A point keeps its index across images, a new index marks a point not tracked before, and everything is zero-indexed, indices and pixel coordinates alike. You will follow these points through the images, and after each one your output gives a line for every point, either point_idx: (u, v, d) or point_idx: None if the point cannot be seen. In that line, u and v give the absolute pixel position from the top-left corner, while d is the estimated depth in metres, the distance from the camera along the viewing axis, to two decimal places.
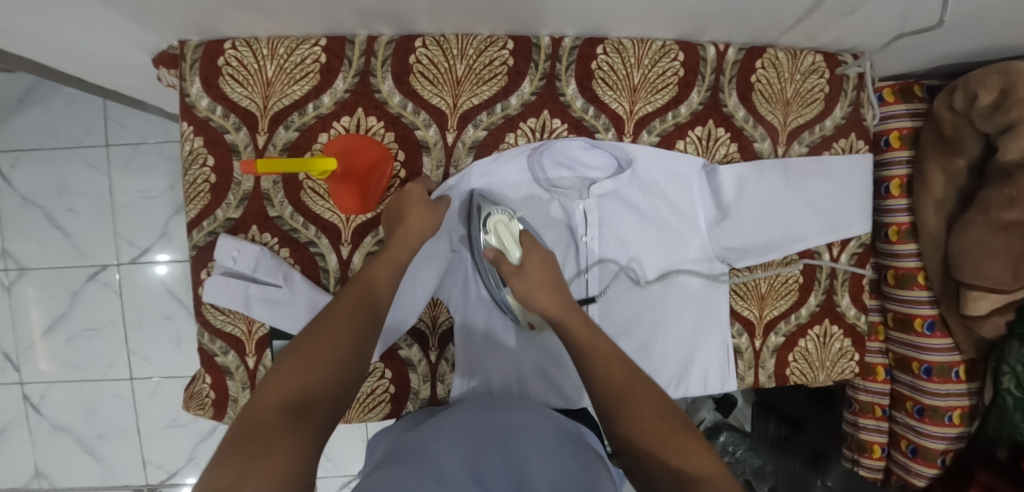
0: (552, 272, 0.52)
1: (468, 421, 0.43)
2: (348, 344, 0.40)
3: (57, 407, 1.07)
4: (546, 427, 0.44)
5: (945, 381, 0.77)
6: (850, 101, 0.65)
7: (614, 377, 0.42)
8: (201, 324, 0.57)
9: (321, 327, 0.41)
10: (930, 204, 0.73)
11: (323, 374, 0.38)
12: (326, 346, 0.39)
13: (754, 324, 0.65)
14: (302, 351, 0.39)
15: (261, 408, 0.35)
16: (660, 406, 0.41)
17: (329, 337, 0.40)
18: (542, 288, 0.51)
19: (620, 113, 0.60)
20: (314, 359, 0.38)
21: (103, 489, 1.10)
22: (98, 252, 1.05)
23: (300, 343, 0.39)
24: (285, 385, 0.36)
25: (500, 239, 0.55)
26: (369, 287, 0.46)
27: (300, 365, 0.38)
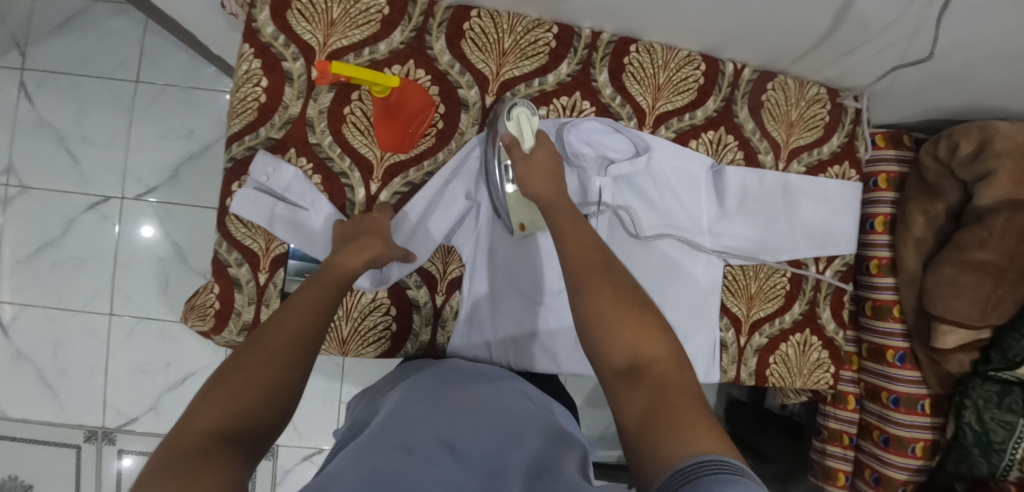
0: (555, 165, 0.55)
1: (421, 404, 0.41)
2: (289, 364, 0.36)
3: (26, 332, 1.04)
4: (517, 403, 0.44)
5: (910, 412, 0.82)
6: (846, 133, 0.72)
7: (585, 261, 0.45)
8: (221, 234, 0.59)
9: (260, 343, 0.37)
10: (910, 243, 0.80)
11: (261, 399, 0.34)
12: (267, 366, 0.35)
13: (742, 321, 0.69)
14: (236, 371, 0.35)
15: (187, 432, 0.30)
16: (627, 297, 0.42)
17: (270, 357, 0.36)
18: (544, 175, 0.54)
19: (643, 106, 0.65)
20: (253, 379, 0.34)
21: (55, 426, 1.05)
22: (103, 183, 1.04)
23: (240, 362, 0.35)
24: (217, 408, 0.32)
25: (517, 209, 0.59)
26: (318, 295, 0.43)
27: (237, 387, 0.33)
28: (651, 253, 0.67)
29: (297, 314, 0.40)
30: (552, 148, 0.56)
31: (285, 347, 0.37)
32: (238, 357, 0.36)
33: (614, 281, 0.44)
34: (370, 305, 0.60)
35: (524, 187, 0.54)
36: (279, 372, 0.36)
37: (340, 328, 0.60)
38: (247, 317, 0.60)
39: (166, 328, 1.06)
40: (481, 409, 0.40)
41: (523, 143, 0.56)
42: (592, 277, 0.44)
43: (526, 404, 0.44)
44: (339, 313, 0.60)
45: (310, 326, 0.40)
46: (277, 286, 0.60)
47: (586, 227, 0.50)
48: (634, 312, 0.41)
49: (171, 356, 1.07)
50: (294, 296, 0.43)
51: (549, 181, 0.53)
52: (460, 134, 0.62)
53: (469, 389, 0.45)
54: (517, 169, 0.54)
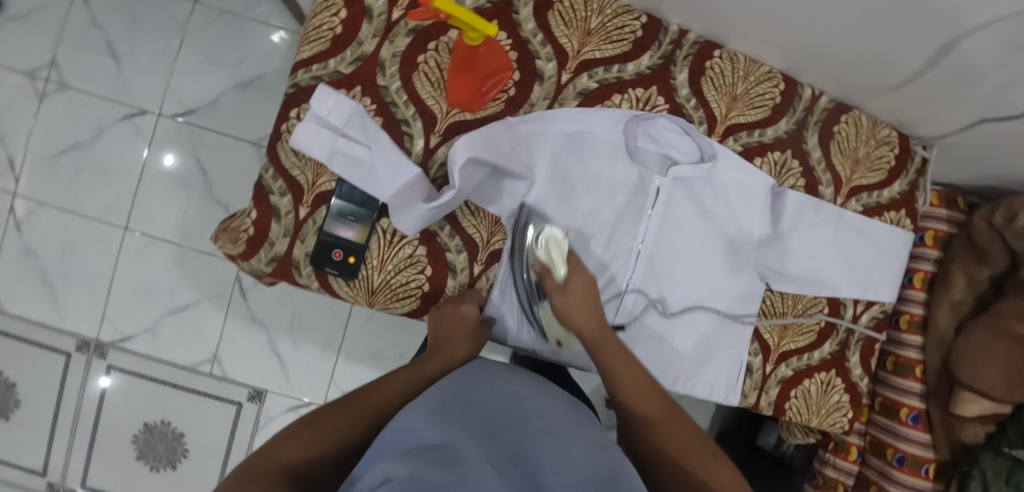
0: (594, 294, 0.55)
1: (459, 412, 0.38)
2: (360, 429, 0.42)
3: (38, 230, 1.02)
4: (561, 419, 0.41)
5: (914, 474, 0.80)
6: (909, 181, 0.71)
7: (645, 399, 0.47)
8: (269, 160, 0.58)
9: (345, 407, 0.43)
10: (946, 304, 0.79)
11: (330, 452, 0.39)
12: (343, 426, 0.41)
13: (771, 349, 0.68)
14: (319, 423, 0.41)
15: (266, 462, 0.36)
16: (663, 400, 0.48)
17: (344, 416, 0.42)
18: (585, 305, 0.53)
19: (715, 113, 0.64)
20: (325, 437, 0.40)
21: (48, 330, 1.04)
22: (143, 96, 1.02)
23: (327, 410, 0.42)
24: (295, 446, 0.38)
25: (548, 254, 0.56)
26: (396, 385, 0.48)
27: (313, 434, 0.40)
28: (693, 263, 0.66)
29: (377, 393, 0.46)
30: (586, 274, 0.55)
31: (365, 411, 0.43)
32: (326, 409, 0.43)
33: (646, 381, 0.49)
34: (406, 260, 0.59)
35: (561, 315, 0.54)
36: (352, 434, 0.41)
37: (370, 278, 0.59)
38: (279, 249, 0.58)
39: (178, 253, 1.04)
40: (524, 424, 0.38)
41: (555, 274, 0.54)
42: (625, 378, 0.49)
43: (569, 422, 0.42)
44: (373, 263, 0.58)
45: (386, 413, 0.44)
46: (315, 223, 0.58)
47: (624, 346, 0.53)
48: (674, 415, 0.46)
49: (177, 281, 1.05)
50: (377, 382, 0.48)
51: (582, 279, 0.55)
52: (529, 105, 0.60)
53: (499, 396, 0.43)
54: (554, 305, 0.54)
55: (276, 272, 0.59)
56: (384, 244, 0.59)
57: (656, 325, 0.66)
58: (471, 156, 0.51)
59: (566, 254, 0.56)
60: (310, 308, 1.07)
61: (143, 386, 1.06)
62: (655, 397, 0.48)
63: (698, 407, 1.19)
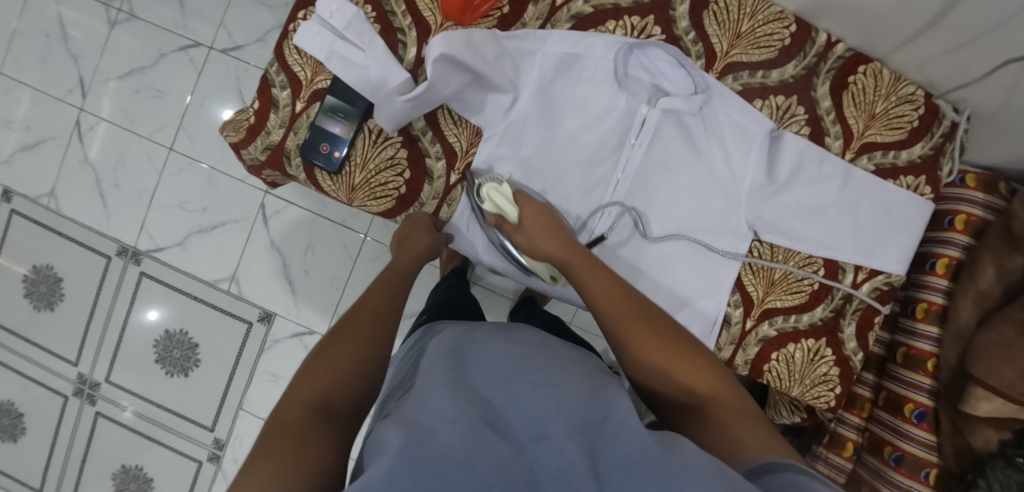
0: (549, 218, 0.57)
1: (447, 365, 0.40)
2: (367, 349, 0.45)
3: (98, 143, 1.14)
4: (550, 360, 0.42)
5: (911, 477, 0.73)
6: (933, 146, 0.65)
7: (619, 311, 0.47)
8: (275, 56, 0.62)
9: (344, 333, 0.46)
10: (969, 295, 0.70)
11: (343, 376, 0.42)
12: (347, 352, 0.44)
13: (754, 304, 0.64)
14: (325, 354, 0.43)
15: (293, 403, 0.39)
16: (669, 337, 0.45)
17: (352, 342, 0.45)
18: (544, 233, 0.56)
19: (716, 49, 0.62)
20: (334, 366, 0.42)
21: (95, 234, 1.15)
22: (199, 30, 1.12)
23: (333, 340, 0.45)
24: (315, 381, 0.41)
25: (494, 204, 0.58)
26: (380, 297, 0.52)
27: (331, 362, 0.43)
28: (677, 202, 0.64)
29: (370, 308, 0.50)
30: (536, 202, 0.58)
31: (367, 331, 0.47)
32: (331, 339, 0.45)
33: (648, 318, 0.46)
34: (387, 162, 0.61)
35: (529, 250, 0.57)
36: (359, 352, 0.44)
37: (353, 175, 0.62)
38: (274, 139, 0.62)
39: (213, 176, 1.13)
40: (505, 372, 0.40)
41: (509, 219, 0.58)
42: (623, 321, 0.46)
43: (548, 358, 0.43)
44: (356, 161, 0.61)
45: (379, 318, 0.49)
46: (309, 118, 0.62)
47: (594, 260, 0.53)
48: (683, 353, 0.44)
49: (208, 202, 1.14)
50: (362, 298, 0.52)
51: (555, 238, 0.55)
52: (522, 25, 0.61)
53: (486, 345, 0.44)
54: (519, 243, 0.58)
55: (270, 161, 0.63)
56: (368, 144, 0.61)
57: (631, 259, 0.65)
58: (445, 53, 0.53)
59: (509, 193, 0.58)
60: (324, 241, 1.13)
61: (168, 295, 1.15)
62: (661, 333, 0.45)
63: None
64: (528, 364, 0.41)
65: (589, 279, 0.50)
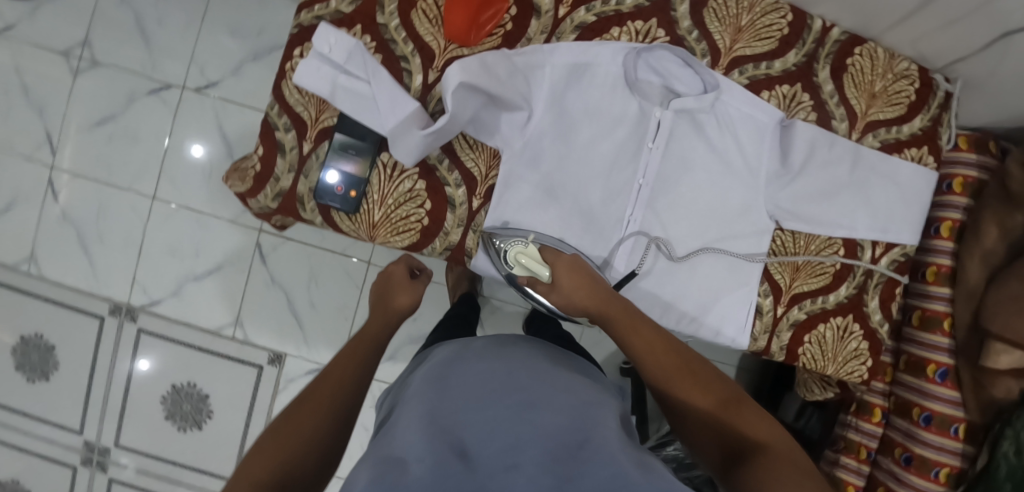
0: (582, 272, 0.54)
1: (434, 402, 0.38)
2: (327, 418, 0.42)
3: (74, 198, 1.09)
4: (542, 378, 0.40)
5: (942, 434, 0.74)
6: (931, 117, 0.67)
7: (664, 367, 0.45)
8: (274, 98, 0.59)
9: (302, 402, 0.43)
10: (977, 254, 0.72)
11: (300, 452, 0.39)
12: (308, 420, 0.42)
13: (782, 291, 0.66)
14: (280, 426, 0.41)
15: (244, 481, 0.36)
16: (702, 377, 0.44)
17: (313, 409, 0.43)
18: (578, 283, 0.53)
19: (719, 46, 0.62)
20: (289, 440, 0.40)
21: (83, 294, 1.09)
22: (169, 70, 1.07)
23: (294, 408, 0.43)
24: (268, 457, 0.38)
25: (527, 268, 0.57)
26: (346, 358, 0.49)
27: (289, 434, 0.40)
28: (698, 201, 0.65)
29: (339, 368, 0.47)
30: (570, 258, 0.55)
31: (330, 394, 0.44)
32: (291, 407, 0.43)
33: (681, 358, 0.46)
34: (406, 195, 0.60)
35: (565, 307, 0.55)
36: (319, 422, 0.42)
37: (372, 212, 0.60)
38: (285, 184, 0.60)
39: (203, 220, 1.09)
40: (487, 398, 0.37)
41: (543, 279, 0.57)
42: (653, 357, 0.46)
43: (541, 377, 0.40)
44: (374, 197, 0.60)
45: (346, 381, 0.46)
46: (319, 158, 0.60)
47: (634, 309, 0.51)
48: (727, 407, 0.42)
49: (201, 246, 1.10)
50: (329, 359, 0.49)
51: (592, 289, 0.52)
52: (527, 40, 0.60)
53: (474, 369, 0.42)
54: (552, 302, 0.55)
55: (282, 208, 0.61)
56: (385, 179, 0.60)
57: (661, 260, 0.65)
58: (463, 81, 0.52)
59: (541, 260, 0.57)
60: (328, 272, 1.10)
61: (171, 348, 1.10)
62: (693, 372, 0.45)
63: None
64: (515, 387, 0.38)
65: (620, 316, 0.50)
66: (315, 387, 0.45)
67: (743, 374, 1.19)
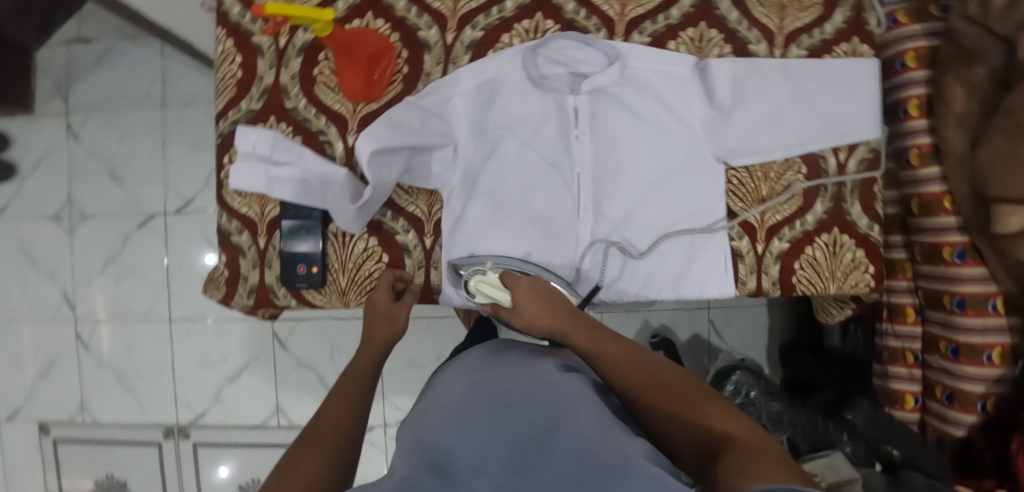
0: (544, 292, 0.53)
1: (442, 413, 0.44)
2: (342, 431, 0.48)
3: (102, 343, 1.16)
4: (520, 384, 0.45)
5: (980, 314, 0.70)
6: (851, 7, 0.64)
7: (630, 377, 0.46)
8: (221, 206, 0.63)
9: (321, 421, 0.49)
10: (952, 121, 0.69)
11: (329, 459, 0.44)
12: (326, 438, 0.47)
13: (756, 228, 0.64)
14: (291, 463, 0.43)
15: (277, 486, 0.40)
16: (682, 391, 0.44)
17: (333, 424, 0.49)
18: (542, 312, 0.52)
19: (611, 15, 0.62)
20: (315, 449, 0.45)
21: (137, 427, 1.16)
22: (148, 201, 1.13)
23: (312, 430, 0.48)
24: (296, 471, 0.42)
25: (489, 296, 0.56)
26: (352, 383, 0.55)
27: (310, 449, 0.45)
28: (643, 167, 0.63)
29: (332, 408, 0.51)
30: (530, 278, 0.55)
31: (341, 415, 0.50)
32: (309, 432, 0.48)
33: (662, 381, 0.45)
34: (363, 254, 0.62)
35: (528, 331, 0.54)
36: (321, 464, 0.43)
37: (338, 280, 0.63)
38: (254, 280, 0.63)
39: (219, 326, 1.14)
40: (470, 407, 0.43)
41: (505, 304, 0.56)
42: (643, 386, 0.45)
43: (520, 379, 0.46)
44: (335, 266, 0.62)
45: (356, 404, 0.52)
46: (275, 248, 0.63)
47: (600, 333, 0.51)
48: (688, 401, 0.42)
49: (227, 350, 1.15)
50: (325, 401, 0.53)
51: (552, 312, 0.52)
52: (427, 75, 0.61)
53: (461, 387, 0.48)
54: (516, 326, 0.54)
55: (258, 302, 0.64)
56: (340, 246, 0.62)
57: (624, 265, 0.64)
58: (375, 149, 0.55)
59: (496, 280, 0.56)
60: (345, 339, 1.13)
61: (226, 453, 1.15)
62: (679, 394, 0.43)
63: (754, 322, 1.16)
64: (500, 394, 0.44)
65: (617, 362, 0.48)
66: (326, 413, 0.50)
67: (774, 310, 1.16)
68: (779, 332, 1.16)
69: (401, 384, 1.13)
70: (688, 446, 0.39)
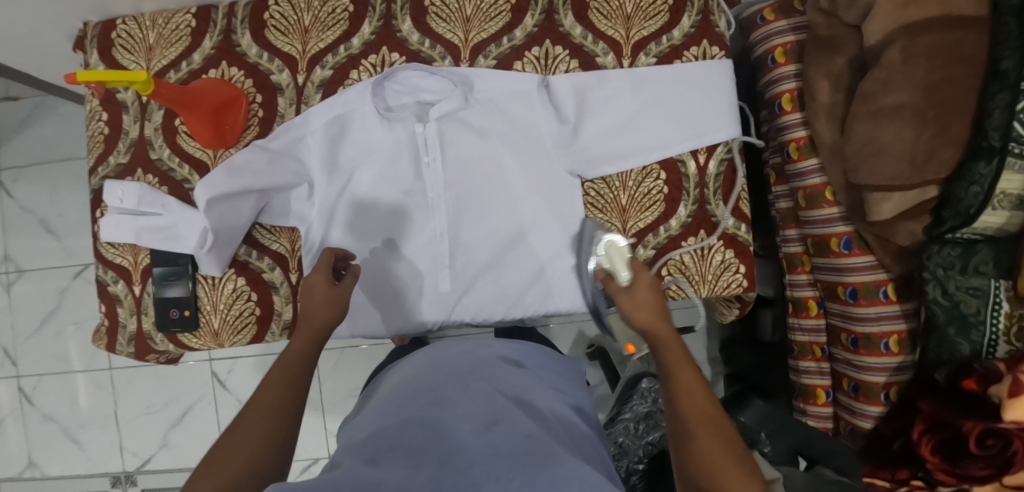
0: (659, 295, 0.53)
1: (393, 404, 0.42)
2: (273, 425, 0.44)
3: (46, 397, 1.18)
4: (471, 381, 0.44)
5: (873, 303, 0.69)
6: (698, 10, 0.65)
7: (691, 408, 0.44)
8: (97, 258, 0.65)
9: (252, 411, 0.45)
10: (822, 112, 0.69)
11: (248, 464, 0.41)
12: (254, 434, 0.43)
13: (619, 238, 0.64)
14: (212, 467, 0.40)
15: None
16: (729, 442, 0.42)
17: (266, 412, 0.45)
18: (648, 307, 0.52)
19: (455, 43, 0.63)
20: (241, 447, 0.42)
21: (86, 477, 1.18)
22: (83, 252, 1.17)
23: (242, 418, 0.44)
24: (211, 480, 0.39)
25: (612, 262, 0.57)
26: (285, 367, 0.50)
27: (232, 455, 0.41)
28: (495, 186, 0.65)
29: (262, 396, 0.46)
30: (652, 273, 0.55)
31: (273, 401, 0.46)
32: (235, 426, 0.44)
33: (717, 424, 0.43)
34: (233, 295, 0.64)
35: (623, 319, 0.53)
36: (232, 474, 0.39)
37: (210, 322, 0.64)
38: (132, 327, 0.65)
39: (158, 370, 1.16)
40: (419, 402, 0.41)
41: (619, 281, 0.55)
42: (697, 429, 0.42)
43: (474, 378, 0.45)
44: (207, 308, 0.64)
45: (290, 392, 0.48)
46: (149, 295, 0.64)
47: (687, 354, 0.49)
48: (728, 450, 0.41)
49: (167, 394, 1.16)
50: (259, 383, 0.48)
51: (660, 320, 0.51)
52: (281, 117, 0.63)
53: (407, 383, 0.47)
54: (617, 302, 0.53)
55: (139, 348, 0.66)
56: (209, 288, 0.64)
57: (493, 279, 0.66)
58: (211, 197, 0.58)
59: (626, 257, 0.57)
60: None
61: None
62: (720, 441, 0.41)
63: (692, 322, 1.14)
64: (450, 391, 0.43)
65: (683, 385, 0.46)
66: (255, 404, 0.46)
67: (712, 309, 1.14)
68: (719, 328, 1.14)
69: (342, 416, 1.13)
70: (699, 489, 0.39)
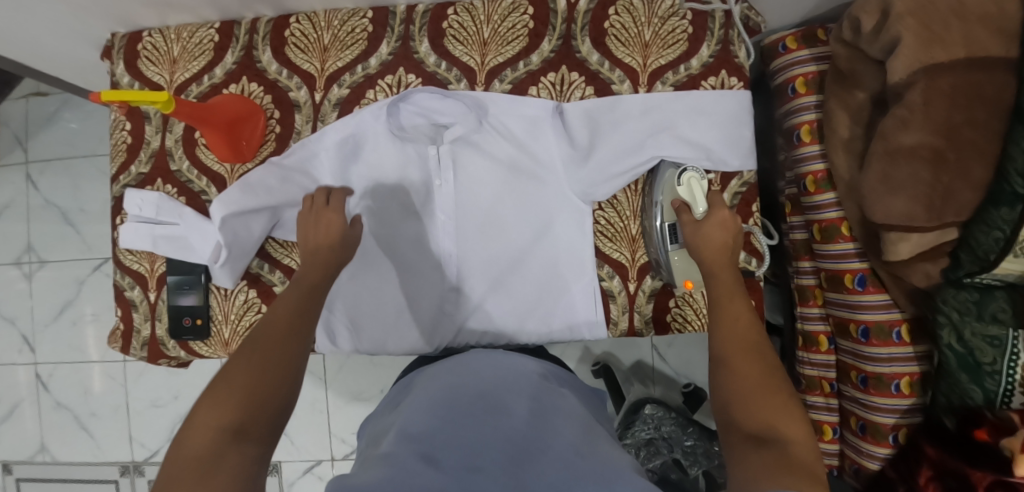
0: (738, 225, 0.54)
1: (430, 402, 0.43)
2: (291, 349, 0.43)
3: (60, 386, 1.22)
4: (502, 388, 0.45)
5: (886, 343, 0.67)
6: (718, 41, 0.63)
7: (738, 342, 0.44)
8: (116, 264, 0.67)
9: (265, 333, 0.44)
10: (839, 146, 0.68)
11: (268, 388, 0.40)
12: (273, 353, 0.42)
13: (627, 267, 0.64)
14: (225, 388, 0.39)
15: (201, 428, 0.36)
16: (775, 378, 0.42)
17: (283, 336, 0.44)
18: (720, 241, 0.52)
19: (471, 65, 0.63)
20: (257, 367, 0.40)
21: (95, 464, 1.22)
22: (102, 246, 1.20)
23: (257, 337, 0.43)
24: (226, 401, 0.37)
25: (690, 191, 0.59)
26: (301, 294, 0.49)
27: (253, 371, 0.40)
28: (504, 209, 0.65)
29: (274, 322, 0.45)
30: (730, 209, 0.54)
31: (286, 324, 0.45)
32: (252, 340, 0.43)
33: (763, 360, 0.43)
34: (244, 306, 0.65)
35: (690, 247, 0.54)
36: (250, 407, 0.38)
37: (221, 331, 0.65)
38: (146, 332, 0.67)
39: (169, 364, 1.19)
40: (456, 401, 0.42)
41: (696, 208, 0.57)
42: (739, 358, 0.43)
43: (507, 387, 0.46)
44: (219, 318, 0.65)
45: (302, 318, 0.47)
46: (163, 302, 0.66)
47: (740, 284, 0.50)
48: (777, 388, 0.41)
49: (177, 388, 1.19)
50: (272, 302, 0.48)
51: (727, 256, 0.51)
52: (297, 133, 0.64)
53: (445, 380, 0.48)
54: (685, 233, 0.54)
55: (152, 353, 0.67)
56: (221, 298, 0.65)
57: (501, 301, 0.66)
58: (227, 213, 0.60)
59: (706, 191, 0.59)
60: None
61: None
62: (766, 374, 0.42)
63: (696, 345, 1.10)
64: (486, 392, 0.44)
65: (731, 314, 0.47)
66: (270, 323, 0.44)
67: None
68: None
69: (345, 419, 1.14)
70: (746, 425, 0.39)
